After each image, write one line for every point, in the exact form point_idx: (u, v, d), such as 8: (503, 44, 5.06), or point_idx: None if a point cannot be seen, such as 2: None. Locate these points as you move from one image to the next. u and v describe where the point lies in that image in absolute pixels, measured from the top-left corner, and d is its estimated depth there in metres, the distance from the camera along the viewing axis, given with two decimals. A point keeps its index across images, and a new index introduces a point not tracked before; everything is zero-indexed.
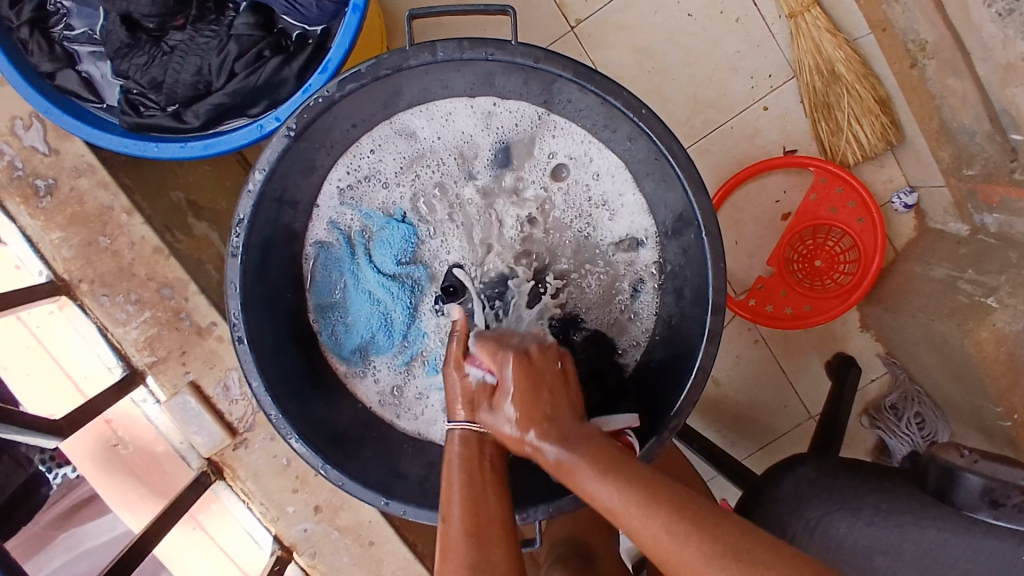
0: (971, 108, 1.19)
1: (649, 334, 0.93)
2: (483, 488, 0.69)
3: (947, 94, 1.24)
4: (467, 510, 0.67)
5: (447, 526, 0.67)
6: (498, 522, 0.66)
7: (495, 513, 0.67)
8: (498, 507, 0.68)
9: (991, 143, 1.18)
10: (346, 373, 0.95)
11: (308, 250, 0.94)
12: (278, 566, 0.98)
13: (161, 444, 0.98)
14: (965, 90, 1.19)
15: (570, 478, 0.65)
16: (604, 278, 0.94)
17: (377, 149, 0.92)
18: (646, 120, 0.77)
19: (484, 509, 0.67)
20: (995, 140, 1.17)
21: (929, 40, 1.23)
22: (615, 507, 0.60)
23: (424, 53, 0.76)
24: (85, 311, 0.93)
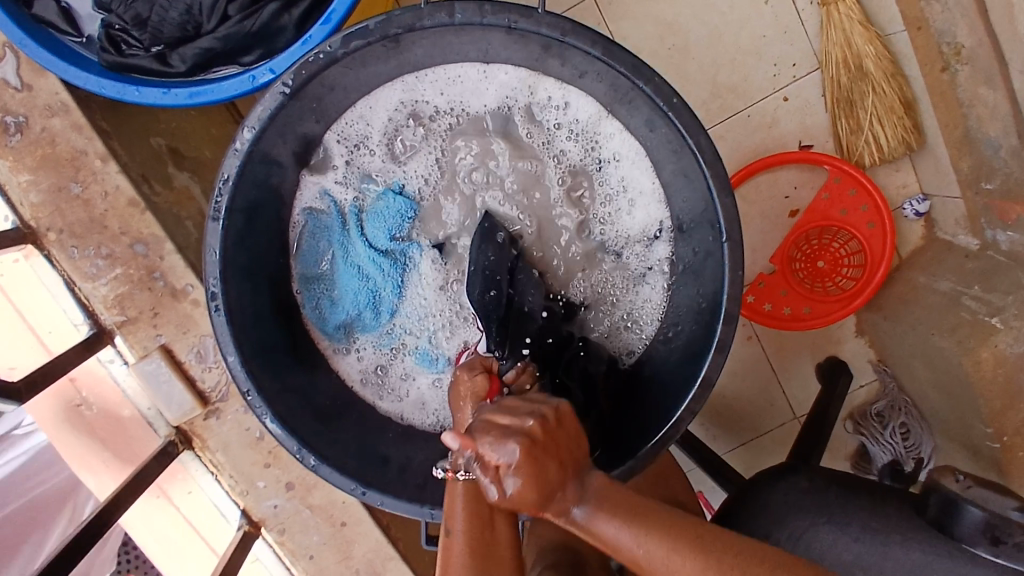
0: (999, 121, 1.13)
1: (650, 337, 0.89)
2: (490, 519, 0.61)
3: (976, 103, 1.18)
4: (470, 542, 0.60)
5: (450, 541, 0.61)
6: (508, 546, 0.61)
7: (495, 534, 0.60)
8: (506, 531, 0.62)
9: (1014, 159, 1.13)
10: (328, 349, 0.90)
11: (296, 216, 0.87)
12: (244, 542, 0.94)
13: (127, 407, 0.93)
14: (996, 101, 1.13)
15: (585, 527, 0.57)
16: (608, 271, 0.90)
17: (379, 113, 0.85)
18: (675, 111, 0.71)
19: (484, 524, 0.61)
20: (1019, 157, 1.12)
21: (966, 44, 1.16)
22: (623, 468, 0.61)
23: (440, 14, 0.69)
24: (51, 262, 0.87)
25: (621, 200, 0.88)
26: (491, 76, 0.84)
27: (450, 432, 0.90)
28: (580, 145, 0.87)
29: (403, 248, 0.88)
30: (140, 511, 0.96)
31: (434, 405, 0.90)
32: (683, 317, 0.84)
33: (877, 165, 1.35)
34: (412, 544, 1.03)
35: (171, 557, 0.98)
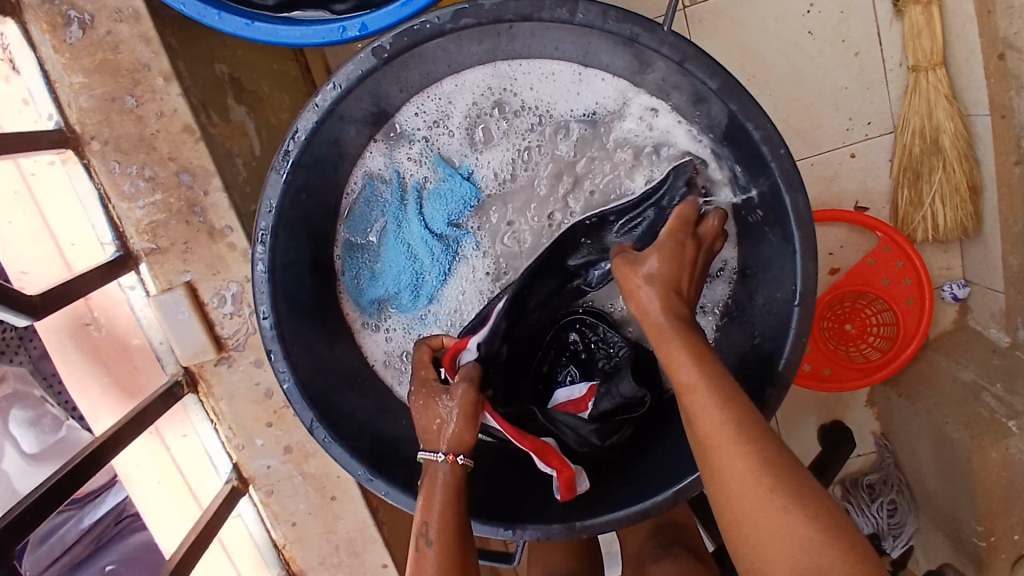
0: None
1: None
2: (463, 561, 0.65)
3: None
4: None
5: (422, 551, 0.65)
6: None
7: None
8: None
9: None
10: (357, 321, 0.87)
11: (355, 179, 0.84)
12: (231, 497, 0.92)
13: (137, 337, 0.89)
14: None
15: (665, 351, 0.62)
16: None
17: (463, 92, 0.81)
18: (779, 163, 0.67)
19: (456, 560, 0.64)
20: None
21: None
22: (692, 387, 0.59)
23: (562, 9, 0.64)
24: (89, 173, 0.82)
25: None
26: (586, 79, 0.80)
27: None
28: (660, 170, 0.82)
29: (458, 236, 0.84)
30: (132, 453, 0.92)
31: None
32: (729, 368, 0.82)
33: (928, 241, 1.34)
34: (397, 529, 1.02)
35: (156, 503, 0.95)
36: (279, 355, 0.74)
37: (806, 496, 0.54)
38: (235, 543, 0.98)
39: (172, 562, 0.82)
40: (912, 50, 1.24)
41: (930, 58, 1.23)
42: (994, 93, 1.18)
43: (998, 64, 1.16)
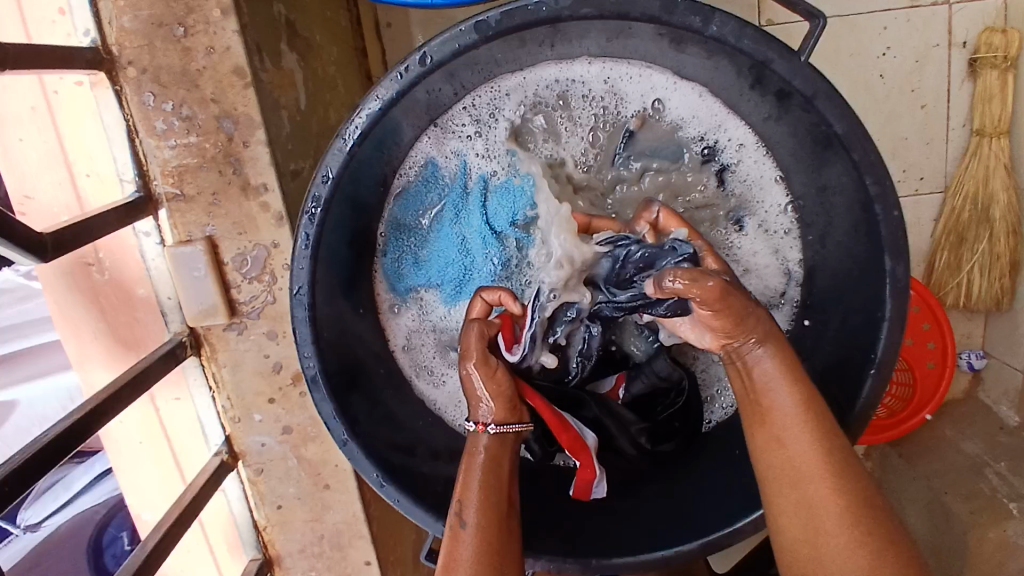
0: None
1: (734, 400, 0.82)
2: (505, 498, 0.62)
3: None
4: (487, 518, 0.60)
5: (458, 524, 0.60)
6: (513, 540, 0.61)
7: (509, 516, 0.62)
8: (513, 526, 0.62)
9: None
10: (389, 306, 0.79)
11: (415, 156, 0.74)
12: (218, 471, 0.85)
13: (142, 288, 0.81)
14: None
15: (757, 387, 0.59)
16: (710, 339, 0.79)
17: (545, 83, 0.72)
18: (888, 223, 0.62)
19: (501, 489, 0.62)
20: None
21: None
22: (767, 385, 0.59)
23: (696, 17, 0.58)
24: (119, 101, 0.74)
25: (760, 274, 0.76)
26: (679, 92, 0.71)
27: None
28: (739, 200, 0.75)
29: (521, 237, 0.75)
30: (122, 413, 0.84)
31: None
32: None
33: (958, 306, 1.27)
34: (386, 527, 0.96)
35: (137, 465, 0.88)
36: (307, 339, 0.67)
37: (870, 525, 0.55)
38: (213, 522, 0.91)
39: (152, 536, 0.75)
40: (979, 113, 1.16)
41: (997, 125, 1.15)
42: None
43: None
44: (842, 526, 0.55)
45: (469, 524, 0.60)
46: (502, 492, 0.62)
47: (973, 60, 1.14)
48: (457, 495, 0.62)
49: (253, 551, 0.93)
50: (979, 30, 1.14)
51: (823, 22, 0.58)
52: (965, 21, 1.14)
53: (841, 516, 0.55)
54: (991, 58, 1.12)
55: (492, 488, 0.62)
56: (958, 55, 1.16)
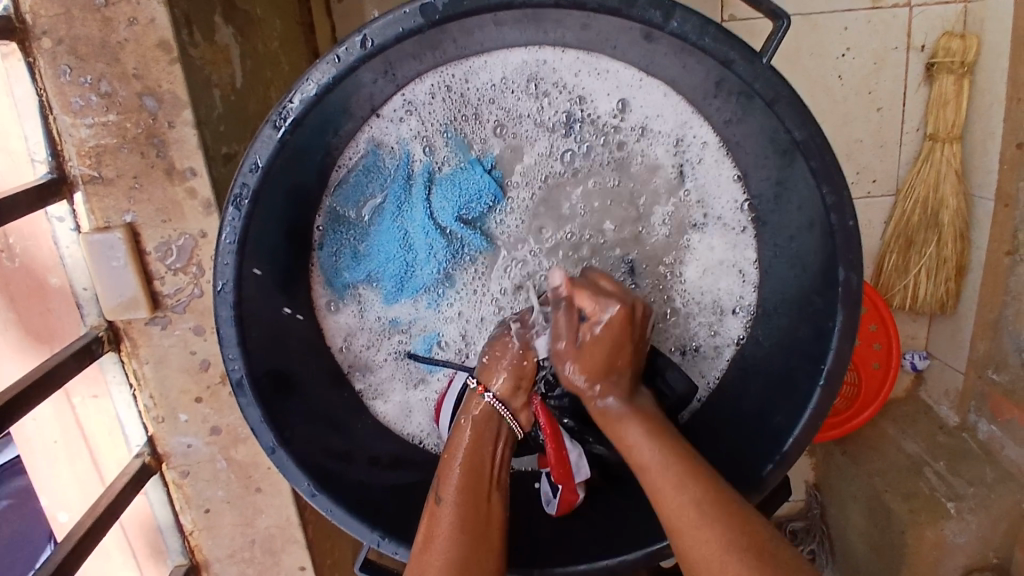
0: None
1: (709, 392, 0.77)
2: (485, 480, 0.65)
3: None
4: (465, 501, 0.63)
5: (439, 508, 0.63)
6: (496, 521, 0.64)
7: (490, 494, 0.65)
8: (498, 502, 0.65)
9: None
10: (325, 300, 0.74)
11: (357, 143, 0.69)
12: (140, 474, 0.79)
13: (57, 277, 0.75)
14: None
15: (613, 429, 0.65)
16: (658, 343, 0.75)
17: (502, 71, 0.68)
18: (843, 233, 0.60)
19: (484, 465, 0.66)
20: None
21: None
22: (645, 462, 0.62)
23: (656, 11, 0.55)
24: (32, 75, 0.67)
25: (713, 276, 0.73)
26: (645, 89, 0.68)
27: (427, 445, 0.79)
28: (697, 201, 0.71)
29: (466, 231, 0.71)
30: (37, 415, 0.76)
31: (421, 413, 0.78)
32: (728, 434, 0.75)
33: (904, 309, 1.29)
34: (320, 529, 0.92)
35: None
36: (233, 340, 0.62)
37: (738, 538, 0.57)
38: (133, 524, 0.84)
39: (62, 547, 0.70)
40: (933, 118, 1.16)
41: (950, 130, 1.15)
42: (1004, 179, 1.12)
43: (1014, 152, 1.09)
44: (687, 510, 0.58)
45: (447, 502, 0.63)
46: (481, 476, 0.65)
47: (931, 64, 1.14)
48: (437, 484, 0.65)
49: (178, 557, 0.88)
50: (936, 35, 1.15)
51: (788, 24, 0.56)
52: (924, 25, 1.14)
53: (697, 514, 0.58)
54: (948, 63, 1.11)
55: (471, 472, 0.65)
56: (915, 59, 1.16)
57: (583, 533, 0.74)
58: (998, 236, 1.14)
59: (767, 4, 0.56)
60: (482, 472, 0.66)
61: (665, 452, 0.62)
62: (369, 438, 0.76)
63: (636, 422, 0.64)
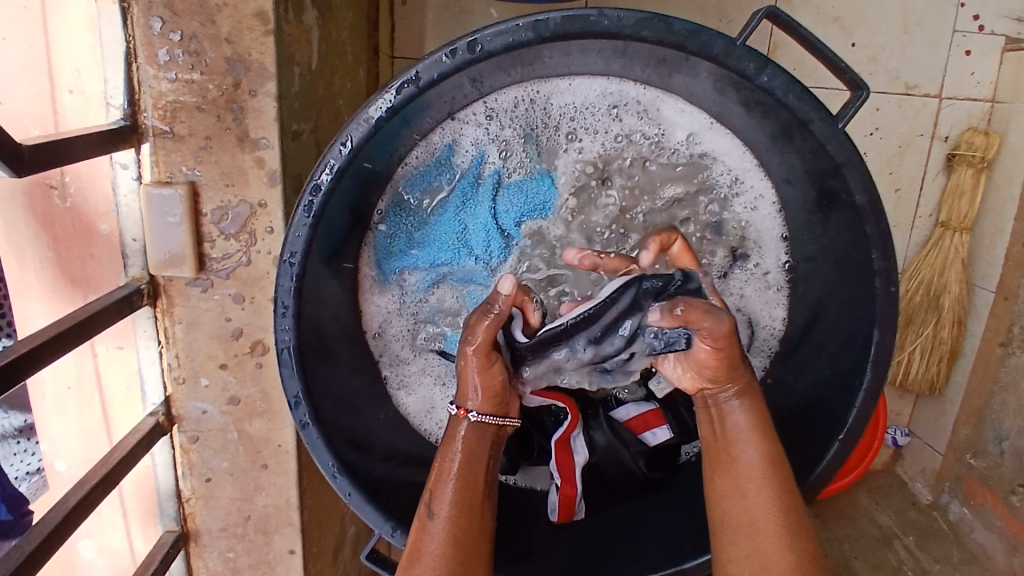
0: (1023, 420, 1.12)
1: None
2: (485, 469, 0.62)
3: (1010, 391, 1.16)
4: (460, 500, 0.59)
5: (429, 522, 0.59)
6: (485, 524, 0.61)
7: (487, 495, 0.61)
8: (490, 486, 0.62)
9: (1013, 458, 1.14)
10: (370, 279, 0.75)
11: (436, 138, 0.71)
12: (151, 434, 0.79)
13: (106, 224, 0.74)
14: None
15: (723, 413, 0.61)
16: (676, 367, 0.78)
17: (584, 94, 0.70)
18: (885, 298, 0.63)
19: (481, 471, 0.61)
20: (1019, 460, 1.13)
21: None
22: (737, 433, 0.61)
23: (749, 63, 0.58)
24: (123, 22, 0.68)
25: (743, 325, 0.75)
26: (713, 135, 0.71)
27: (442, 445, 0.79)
28: (742, 250, 0.74)
29: (524, 239, 0.73)
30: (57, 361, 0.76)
31: (441, 413, 0.79)
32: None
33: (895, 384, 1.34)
34: (314, 515, 0.91)
35: None
36: (288, 308, 0.63)
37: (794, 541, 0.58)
38: (133, 486, 0.85)
39: (72, 494, 0.68)
40: (948, 207, 1.21)
41: (962, 221, 1.20)
42: (1006, 273, 1.17)
43: (1020, 250, 1.15)
44: (760, 487, 0.59)
45: (443, 505, 0.59)
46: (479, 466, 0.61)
47: (952, 155, 1.20)
48: (429, 487, 0.61)
49: (171, 523, 0.87)
50: (961, 129, 1.20)
51: (865, 96, 0.59)
52: (952, 117, 1.20)
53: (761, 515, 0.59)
54: (969, 157, 1.17)
55: (469, 461, 0.61)
56: (938, 148, 1.22)
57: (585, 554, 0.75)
58: (995, 327, 1.19)
59: (851, 73, 0.60)
60: (477, 487, 0.60)
61: (778, 498, 0.59)
62: (389, 430, 0.77)
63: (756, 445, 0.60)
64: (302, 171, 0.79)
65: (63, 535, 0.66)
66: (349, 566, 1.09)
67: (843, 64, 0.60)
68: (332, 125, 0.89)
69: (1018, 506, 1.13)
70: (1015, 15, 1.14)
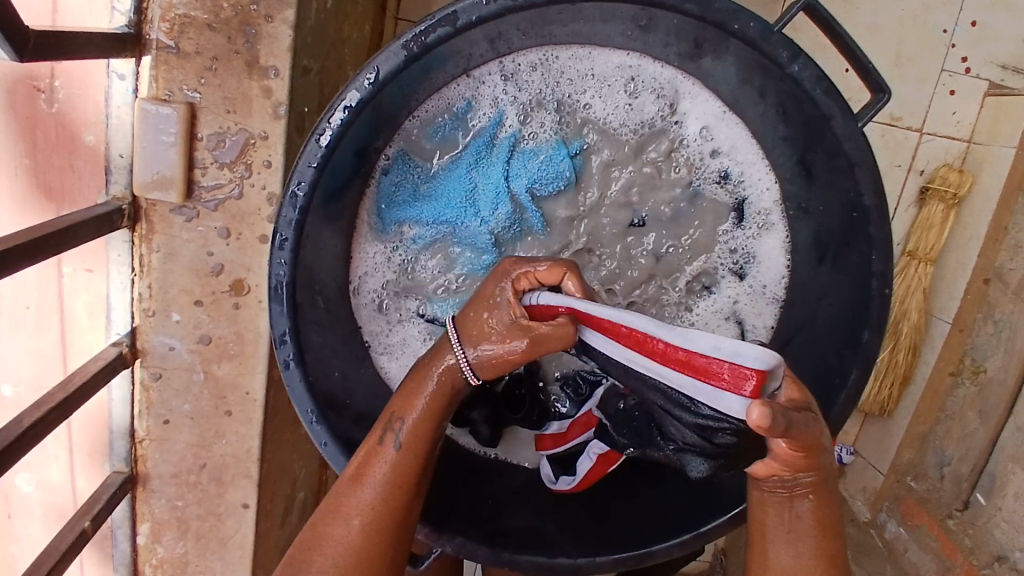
0: (965, 447, 1.13)
1: None
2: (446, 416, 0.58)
3: (955, 418, 1.17)
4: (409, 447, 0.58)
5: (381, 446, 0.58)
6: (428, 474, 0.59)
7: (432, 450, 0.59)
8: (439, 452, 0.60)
9: (951, 483, 1.15)
10: (366, 225, 0.72)
11: (457, 89, 0.69)
12: (114, 363, 0.74)
13: (91, 136, 0.70)
14: (976, 430, 1.11)
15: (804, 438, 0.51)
16: None
17: (603, 65, 0.70)
18: (879, 301, 0.65)
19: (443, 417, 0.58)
20: (958, 485, 1.13)
21: (988, 370, 1.12)
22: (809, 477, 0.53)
23: (782, 51, 0.59)
24: None
25: (732, 327, 0.75)
26: (726, 123, 0.71)
27: None
28: (740, 252, 0.74)
29: (531, 209, 0.72)
30: (16, 275, 0.72)
31: None
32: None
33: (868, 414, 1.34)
34: (271, 472, 0.87)
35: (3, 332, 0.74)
36: (287, 241, 0.61)
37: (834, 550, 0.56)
38: (84, 420, 0.81)
39: (25, 416, 0.64)
40: (916, 238, 1.23)
41: (928, 252, 1.23)
42: (964, 307, 1.19)
43: (979, 286, 1.16)
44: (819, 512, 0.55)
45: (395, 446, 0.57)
46: (445, 408, 0.58)
47: (926, 188, 1.22)
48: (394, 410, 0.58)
49: (119, 464, 0.82)
50: (937, 164, 1.22)
51: (887, 100, 0.61)
52: (929, 153, 1.22)
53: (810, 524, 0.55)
54: (942, 191, 1.19)
55: (441, 395, 0.57)
56: (913, 180, 1.24)
57: (548, 528, 0.74)
58: (948, 357, 1.21)
59: (876, 76, 0.62)
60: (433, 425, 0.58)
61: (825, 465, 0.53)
62: (365, 387, 0.75)
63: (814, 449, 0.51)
64: (306, 110, 0.76)
65: (16, 455, 0.62)
66: (295, 533, 1.04)
67: (870, 67, 0.62)
68: (340, 73, 0.86)
69: (952, 530, 1.11)
70: (1003, 62, 1.17)
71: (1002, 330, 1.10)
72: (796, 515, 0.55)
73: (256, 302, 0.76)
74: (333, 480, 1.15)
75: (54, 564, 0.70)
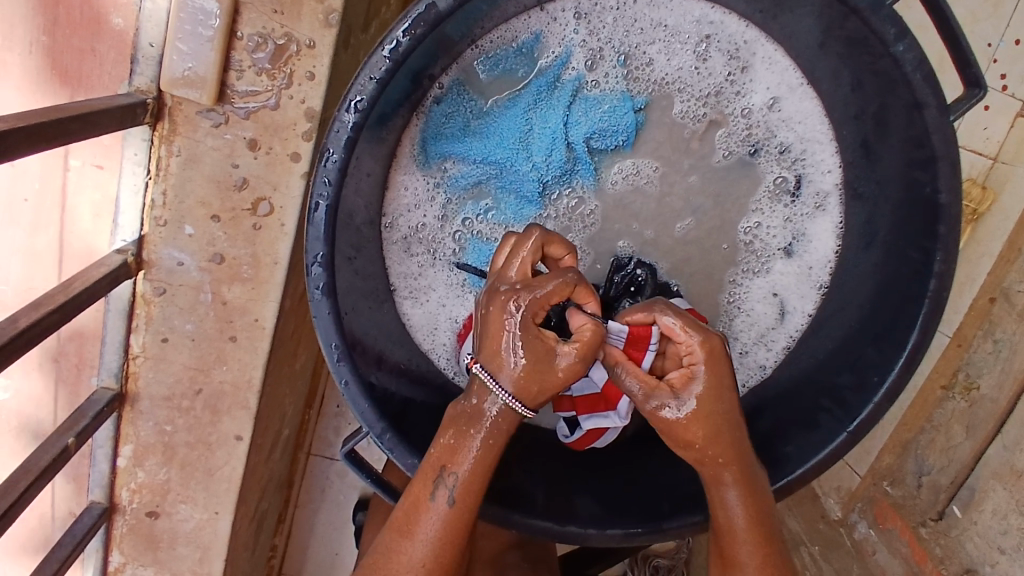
0: (949, 461, 1.04)
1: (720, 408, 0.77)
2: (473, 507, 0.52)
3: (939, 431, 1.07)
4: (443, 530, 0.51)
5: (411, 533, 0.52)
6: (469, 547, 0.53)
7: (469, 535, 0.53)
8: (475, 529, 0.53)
9: (929, 493, 1.06)
10: (408, 154, 0.68)
11: (526, 22, 0.65)
12: (118, 271, 0.68)
13: (117, 18, 0.64)
14: (961, 444, 1.03)
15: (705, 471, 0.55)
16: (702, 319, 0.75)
17: (681, 16, 0.66)
18: (933, 302, 0.61)
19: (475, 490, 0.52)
20: (935, 493, 1.06)
21: (983, 388, 1.02)
22: (728, 516, 0.54)
23: (890, 28, 0.55)
24: None
25: (773, 305, 0.74)
26: (799, 96, 0.68)
27: (441, 366, 0.74)
28: (792, 230, 0.72)
29: (585, 160, 0.69)
30: (17, 162, 0.67)
31: (445, 330, 0.73)
32: None
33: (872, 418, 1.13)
34: (267, 405, 0.83)
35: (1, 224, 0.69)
36: (337, 160, 0.56)
37: None
38: (75, 327, 0.76)
39: (22, 317, 0.58)
40: None
41: None
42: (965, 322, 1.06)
43: (983, 303, 1.04)
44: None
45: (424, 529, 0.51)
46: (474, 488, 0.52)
47: None
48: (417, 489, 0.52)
49: (108, 380, 0.76)
50: None
51: (982, 94, 0.58)
52: None
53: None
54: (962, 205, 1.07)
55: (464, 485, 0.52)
56: None
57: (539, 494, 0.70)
58: (940, 369, 1.08)
59: (974, 69, 0.59)
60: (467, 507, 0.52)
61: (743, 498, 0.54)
62: (387, 329, 0.71)
63: (737, 494, 0.54)
64: (354, 23, 0.70)
65: (12, 357, 0.56)
66: (277, 470, 1.01)
67: (970, 57, 0.58)
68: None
69: (924, 537, 1.05)
70: None
71: (1002, 351, 1.01)
72: (728, 522, 0.54)
73: (278, 225, 0.71)
74: (315, 422, 1.10)
75: (31, 481, 0.65)
